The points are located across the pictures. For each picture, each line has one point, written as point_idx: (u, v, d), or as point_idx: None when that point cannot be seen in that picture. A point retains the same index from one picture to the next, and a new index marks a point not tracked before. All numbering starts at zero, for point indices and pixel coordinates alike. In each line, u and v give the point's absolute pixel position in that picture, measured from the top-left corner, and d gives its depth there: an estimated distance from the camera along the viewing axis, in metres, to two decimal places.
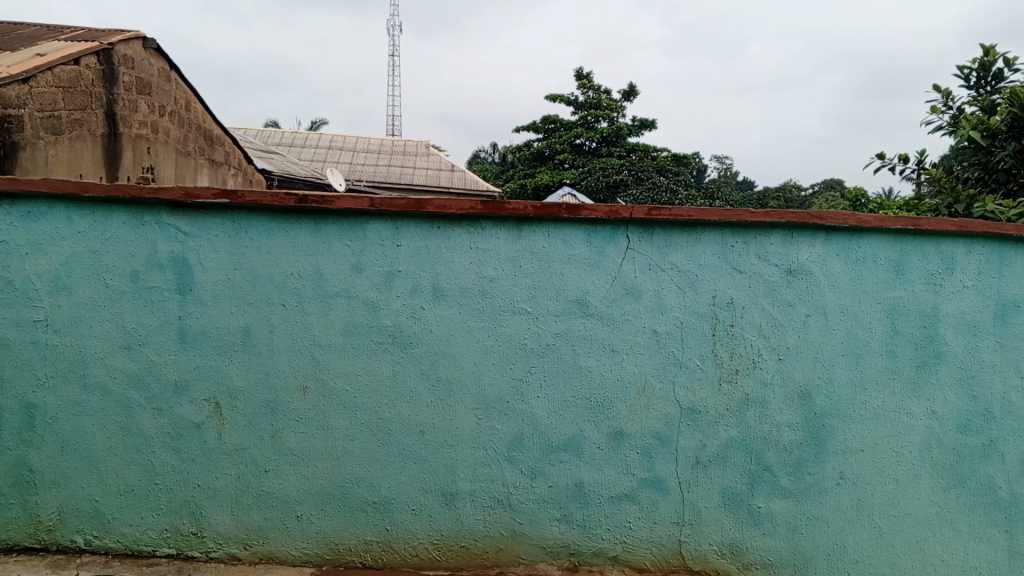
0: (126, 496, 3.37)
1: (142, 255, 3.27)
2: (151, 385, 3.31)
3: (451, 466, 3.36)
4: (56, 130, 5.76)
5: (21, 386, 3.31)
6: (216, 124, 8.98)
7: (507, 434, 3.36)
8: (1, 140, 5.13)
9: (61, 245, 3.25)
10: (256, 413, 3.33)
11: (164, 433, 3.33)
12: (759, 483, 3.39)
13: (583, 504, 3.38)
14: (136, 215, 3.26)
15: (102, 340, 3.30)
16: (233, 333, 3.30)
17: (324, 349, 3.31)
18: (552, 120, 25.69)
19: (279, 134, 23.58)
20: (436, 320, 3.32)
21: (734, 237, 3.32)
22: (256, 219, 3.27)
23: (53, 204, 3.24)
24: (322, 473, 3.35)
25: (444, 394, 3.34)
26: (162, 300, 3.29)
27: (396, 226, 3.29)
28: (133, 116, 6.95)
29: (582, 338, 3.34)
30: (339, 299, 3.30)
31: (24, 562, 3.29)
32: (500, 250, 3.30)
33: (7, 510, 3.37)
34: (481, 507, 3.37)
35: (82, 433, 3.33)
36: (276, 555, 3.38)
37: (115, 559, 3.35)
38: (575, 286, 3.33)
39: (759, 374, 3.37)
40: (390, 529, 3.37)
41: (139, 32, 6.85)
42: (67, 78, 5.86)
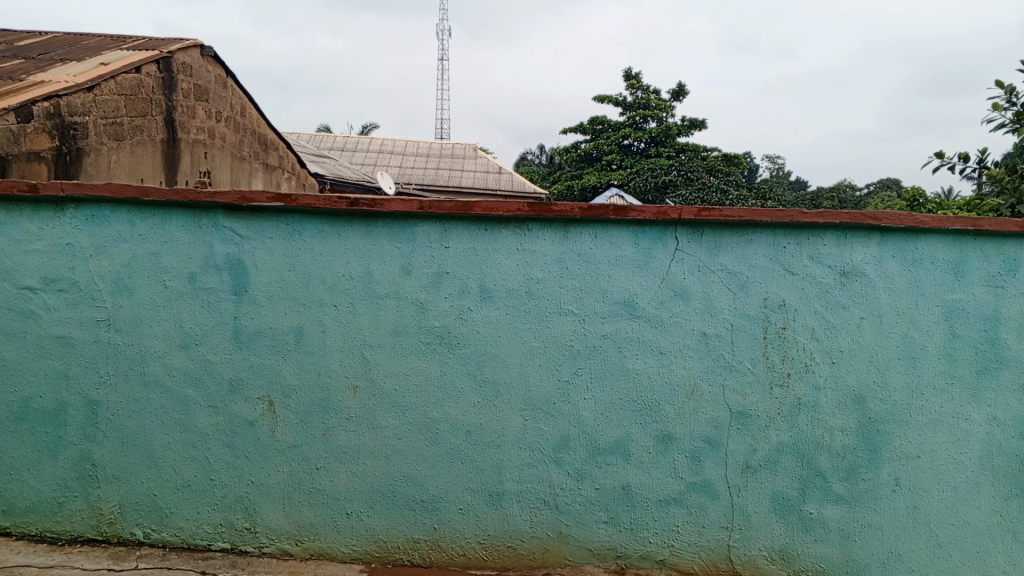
0: (182, 491, 3.46)
1: (199, 256, 3.36)
2: (207, 383, 3.41)
3: (498, 466, 3.38)
4: (118, 136, 5.98)
5: (84, 383, 3.44)
6: (270, 129, 9.17)
7: (553, 435, 3.36)
8: (67, 146, 5.35)
9: (123, 248, 3.38)
10: (308, 411, 3.40)
11: (219, 430, 3.42)
12: (811, 489, 3.33)
13: (630, 506, 3.36)
14: (194, 218, 3.36)
15: (160, 339, 3.40)
16: (286, 333, 3.38)
17: (373, 349, 3.36)
18: (600, 121, 25.62)
19: (330, 138, 24.06)
20: (483, 321, 3.34)
21: (786, 238, 3.27)
22: (308, 222, 3.34)
23: (116, 208, 3.36)
24: (371, 472, 3.40)
25: (491, 395, 3.36)
26: (219, 301, 3.37)
27: (444, 228, 3.32)
28: (191, 122, 7.15)
29: (629, 339, 3.32)
30: (388, 300, 3.35)
31: (87, 553, 3.42)
32: (547, 252, 3.31)
33: (71, 503, 3.50)
34: (528, 508, 3.38)
35: (142, 429, 3.44)
36: (326, 552, 3.44)
37: (172, 552, 3.45)
38: (622, 287, 3.31)
39: (812, 378, 3.31)
40: (437, 527, 3.41)
41: (196, 40, 7.04)
42: (129, 86, 6.07)
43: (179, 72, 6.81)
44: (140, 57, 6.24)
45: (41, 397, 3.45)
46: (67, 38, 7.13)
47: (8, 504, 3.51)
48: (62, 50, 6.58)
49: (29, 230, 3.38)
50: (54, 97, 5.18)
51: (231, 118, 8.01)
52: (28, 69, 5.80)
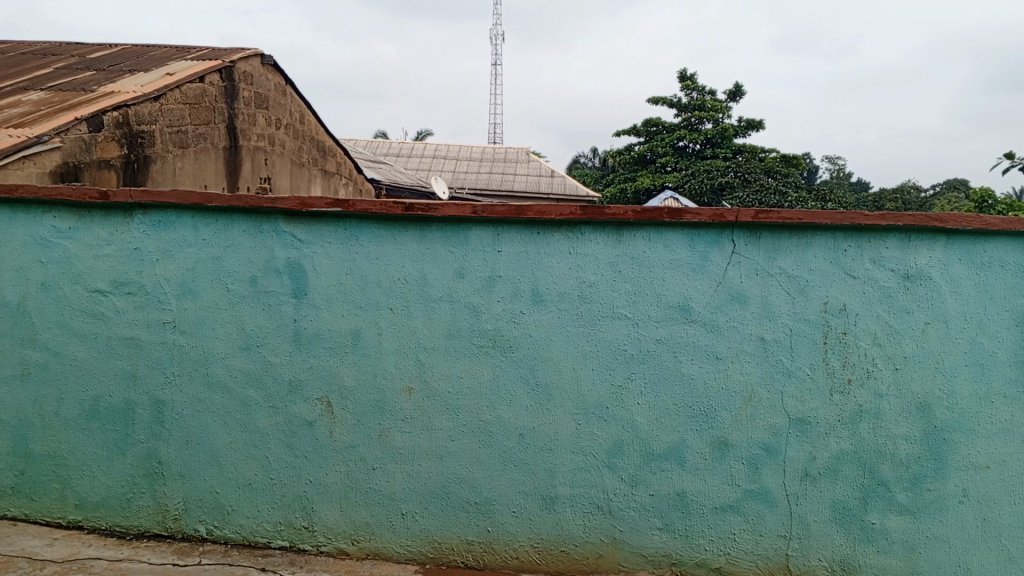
0: (244, 489, 3.55)
1: (260, 261, 3.45)
2: (267, 384, 3.49)
3: (551, 470, 3.37)
4: (182, 144, 6.18)
5: (151, 383, 3.56)
6: (328, 135, 9.35)
7: (607, 439, 3.34)
8: (135, 154, 5.56)
9: (188, 252, 3.49)
10: (364, 412, 3.45)
11: (279, 430, 3.50)
12: (873, 498, 3.24)
13: (685, 513, 3.32)
14: (255, 223, 3.45)
15: (223, 341, 3.50)
16: (343, 335, 3.44)
17: (428, 352, 3.40)
18: (654, 123, 25.44)
19: (386, 145, 24.52)
20: (536, 325, 3.34)
21: (846, 241, 3.19)
22: (365, 227, 3.40)
23: (181, 214, 3.48)
24: (426, 473, 3.44)
25: (544, 399, 3.36)
26: (279, 303, 3.46)
27: (497, 232, 3.34)
28: (253, 129, 7.34)
29: (684, 344, 3.28)
30: (442, 304, 3.38)
31: (154, 547, 3.53)
32: (601, 255, 3.30)
33: (138, 498, 3.62)
34: (581, 512, 3.37)
35: (206, 428, 3.54)
36: (382, 552, 3.48)
37: (234, 549, 3.54)
38: (677, 291, 3.27)
39: (874, 384, 3.23)
40: (491, 529, 3.42)
41: (257, 49, 7.23)
42: (193, 95, 6.26)
43: (241, 81, 7.00)
44: (203, 67, 6.43)
45: (111, 396, 3.58)
46: (135, 50, 7.39)
47: (80, 499, 3.66)
48: (130, 61, 6.82)
49: (101, 236, 3.53)
50: (123, 107, 5.39)
51: (290, 125, 8.20)
52: (99, 81, 6.04)
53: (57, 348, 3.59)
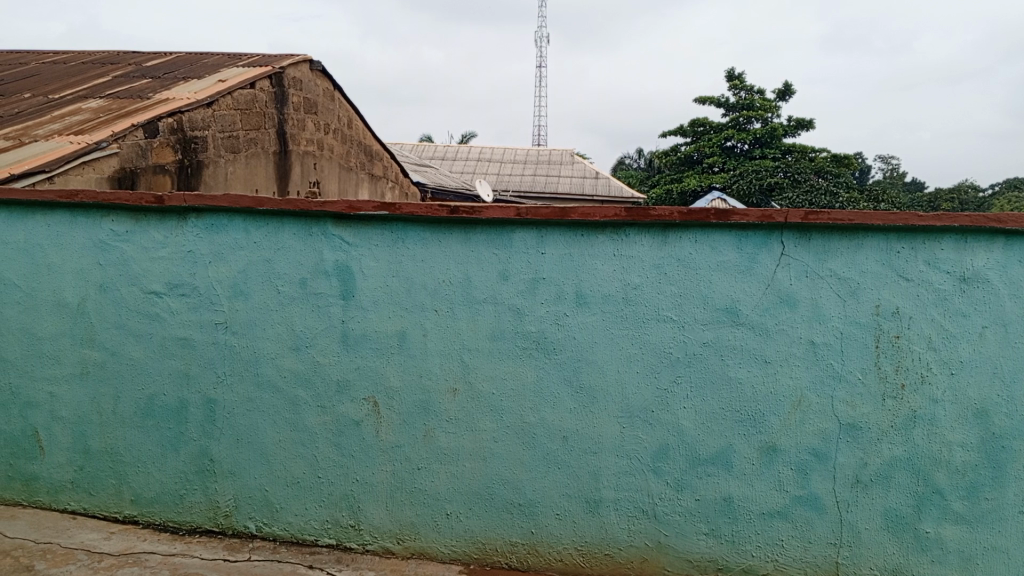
0: (292, 487, 3.61)
1: (309, 263, 3.51)
2: (316, 384, 3.55)
3: (595, 473, 3.36)
4: (234, 149, 6.32)
5: (204, 382, 3.65)
6: (375, 140, 9.47)
7: (651, 443, 3.32)
8: (188, 159, 5.71)
9: (239, 255, 3.57)
10: (410, 412, 3.48)
11: (327, 429, 3.55)
12: (927, 507, 3.16)
13: (732, 519, 3.28)
14: (304, 226, 3.51)
15: (273, 341, 3.57)
16: (390, 336, 3.48)
17: (472, 353, 3.42)
18: (701, 124, 25.19)
19: (431, 148, 24.79)
20: (580, 327, 3.34)
21: (899, 242, 3.12)
22: (411, 229, 3.43)
23: (233, 217, 3.56)
24: (470, 473, 3.46)
25: (588, 401, 3.35)
26: (327, 305, 3.51)
27: (542, 234, 3.34)
28: (302, 134, 7.47)
29: (732, 347, 3.24)
30: (487, 305, 3.40)
31: (206, 543, 3.62)
32: (646, 257, 3.27)
33: (191, 495, 3.71)
34: (626, 516, 3.35)
35: (255, 426, 3.62)
36: (427, 551, 3.51)
37: (282, 546, 3.61)
38: (724, 293, 3.24)
39: (928, 390, 3.14)
40: (534, 532, 3.42)
41: (306, 55, 7.36)
42: (244, 101, 6.41)
43: (290, 87, 7.12)
44: (254, 73, 6.58)
45: (165, 395, 3.69)
46: (189, 58, 7.59)
47: (136, 494, 3.77)
48: (184, 69, 7.01)
49: (156, 239, 3.63)
50: (178, 114, 5.55)
51: (338, 130, 8.32)
52: (155, 88, 6.22)
53: (115, 348, 3.71)
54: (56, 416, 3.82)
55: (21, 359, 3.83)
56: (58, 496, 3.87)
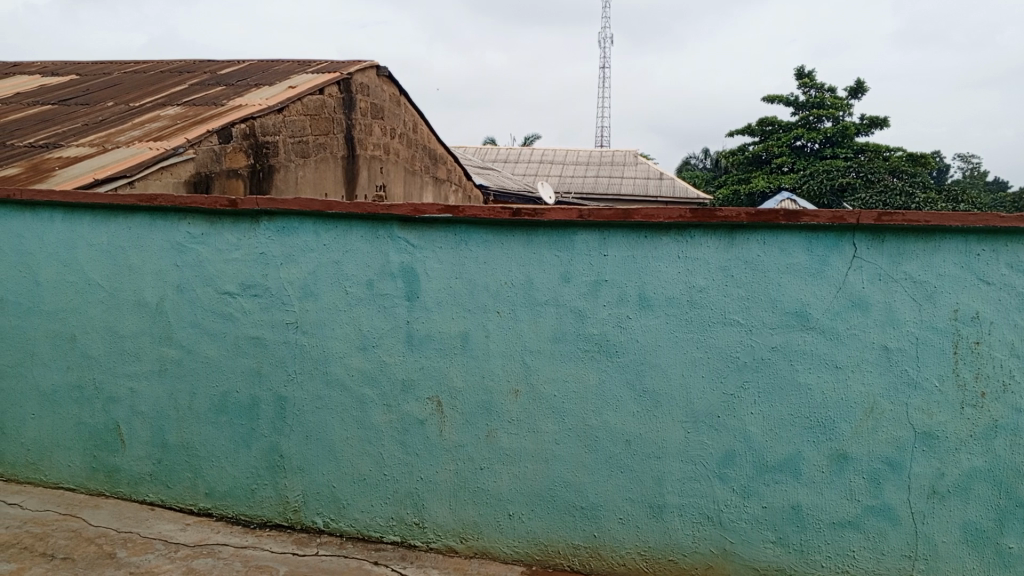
0: (358, 485, 3.69)
1: (376, 265, 3.58)
2: (382, 383, 3.61)
3: (659, 478, 3.33)
4: (304, 154, 6.49)
5: (274, 380, 3.75)
6: (439, 143, 9.58)
7: (717, 449, 3.27)
8: (260, 164, 5.89)
9: (309, 257, 3.66)
10: (473, 413, 3.51)
11: (392, 427, 3.61)
12: (1009, 521, 3.02)
13: (800, 528, 3.20)
14: (371, 229, 3.57)
15: (341, 341, 3.65)
16: (453, 337, 3.52)
17: (534, 355, 3.43)
18: (768, 124, 24.67)
19: (494, 151, 25.02)
20: (643, 330, 3.31)
21: (980, 244, 3.00)
22: (474, 231, 3.46)
23: (302, 220, 3.65)
24: (532, 475, 3.46)
25: (652, 405, 3.32)
26: (393, 306, 3.57)
27: (605, 236, 3.33)
28: (369, 139, 7.61)
29: (801, 352, 3.17)
30: (549, 307, 3.40)
31: (276, 537, 3.73)
32: (712, 259, 3.23)
33: (262, 490, 3.82)
34: (690, 522, 3.31)
35: (324, 424, 3.70)
36: (490, 551, 3.54)
37: (349, 541, 3.69)
38: (793, 297, 3.16)
39: (1011, 398, 3.01)
40: (597, 535, 3.41)
41: (373, 60, 7.50)
42: (313, 106, 6.57)
43: (358, 92, 7.27)
44: (323, 80, 6.74)
45: (238, 392, 3.81)
46: (261, 65, 7.82)
47: (210, 487, 3.90)
48: (256, 76, 7.23)
49: (230, 241, 3.76)
50: (251, 119, 5.73)
51: (404, 134, 8.45)
52: (229, 95, 6.44)
53: (191, 346, 3.86)
54: (136, 411, 3.99)
55: (105, 356, 4.02)
56: (137, 488, 4.04)
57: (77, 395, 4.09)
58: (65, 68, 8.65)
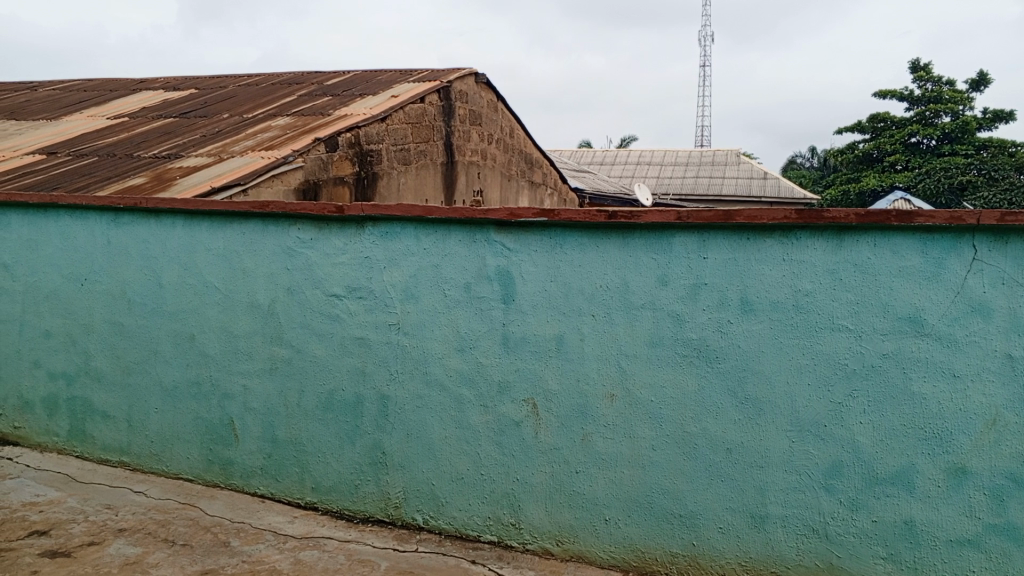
0: (457, 483, 3.75)
1: (474, 268, 3.64)
2: (479, 384, 3.67)
3: (761, 488, 3.24)
4: (405, 161, 6.66)
5: (377, 380, 3.87)
6: (536, 147, 9.63)
7: (823, 459, 3.15)
8: (364, 171, 6.08)
9: (409, 260, 3.76)
10: (569, 416, 3.52)
11: (489, 428, 3.66)
12: None
13: (914, 544, 3.03)
14: (468, 233, 3.64)
15: (440, 342, 3.73)
16: (549, 340, 3.53)
17: (631, 359, 3.40)
18: (880, 120, 23.48)
19: (590, 153, 25.04)
20: (745, 335, 3.23)
21: None
22: (570, 235, 3.47)
23: (404, 225, 3.76)
24: (629, 480, 3.43)
25: (754, 413, 3.23)
26: (490, 308, 3.62)
27: (704, 239, 3.27)
28: (467, 145, 7.73)
29: (914, 360, 3.01)
30: (646, 311, 3.37)
31: (377, 532, 3.84)
32: (819, 262, 3.11)
33: (365, 485, 3.95)
34: (794, 534, 3.20)
35: (424, 423, 3.79)
36: (586, 555, 3.53)
37: (447, 539, 3.76)
38: (906, 301, 3.01)
39: None
40: (696, 544, 3.34)
41: (472, 68, 7.63)
42: (414, 114, 6.74)
43: (457, 100, 7.41)
44: (424, 88, 6.91)
45: (343, 390, 3.95)
46: (364, 75, 8.09)
47: (316, 482, 4.06)
48: (360, 86, 7.48)
49: (336, 245, 3.91)
50: (355, 128, 5.93)
51: (501, 139, 8.54)
52: (335, 105, 6.69)
53: (300, 346, 4.03)
54: (249, 407, 4.20)
55: (221, 355, 4.25)
56: (249, 480, 4.25)
57: (195, 391, 4.34)
58: (186, 83, 9.20)
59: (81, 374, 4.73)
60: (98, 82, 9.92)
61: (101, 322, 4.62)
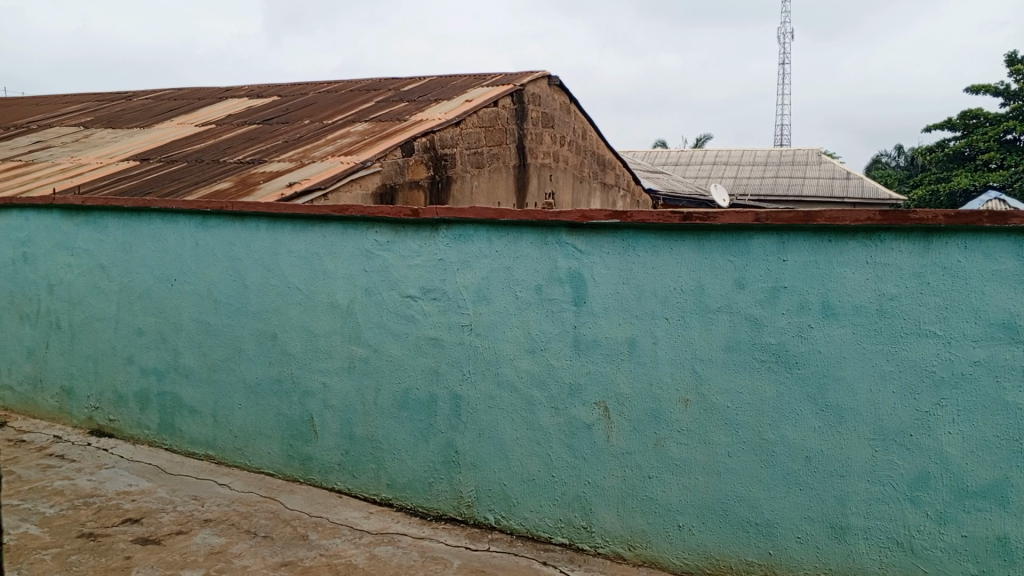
0: (528, 484, 3.77)
1: (545, 270, 3.65)
2: (550, 386, 3.67)
3: (842, 498, 3.14)
4: (479, 164, 6.72)
5: (451, 380, 3.92)
6: (608, 149, 9.58)
7: (909, 469, 3.03)
8: (439, 175, 6.17)
9: (482, 262, 3.80)
10: (641, 420, 3.48)
11: (561, 430, 3.66)
12: None
13: (1008, 562, 2.89)
14: (540, 235, 3.65)
15: (511, 343, 3.75)
16: (621, 343, 3.51)
17: (705, 364, 3.35)
18: (972, 117, 22.42)
19: (665, 154, 24.78)
20: (825, 340, 3.14)
21: None
22: (643, 237, 3.44)
23: (476, 227, 3.80)
24: (703, 487, 3.38)
25: (835, 420, 3.14)
26: (562, 310, 3.62)
27: (783, 241, 3.19)
28: (540, 148, 7.74)
29: (1009, 368, 2.87)
30: (722, 314, 3.31)
31: (450, 530, 3.89)
32: (905, 265, 3.00)
33: (438, 484, 4.00)
34: (877, 546, 3.09)
35: (496, 424, 3.82)
36: (659, 561, 3.49)
37: (518, 540, 3.78)
38: (1000, 306, 2.87)
39: None
40: (773, 553, 3.27)
41: (546, 71, 7.66)
42: (487, 118, 6.81)
43: (530, 103, 7.45)
44: (498, 92, 6.98)
45: (417, 390, 4.02)
46: (439, 80, 8.21)
47: (391, 479, 4.14)
48: (436, 91, 7.59)
49: (411, 248, 3.98)
50: (430, 133, 6.03)
51: (573, 141, 8.53)
52: (411, 111, 6.81)
53: (376, 345, 4.12)
54: (327, 404, 4.31)
55: (301, 353, 4.38)
56: (327, 476, 4.36)
57: (277, 388, 4.49)
58: (269, 90, 9.53)
59: (170, 371, 4.95)
60: (187, 91, 10.37)
61: (189, 321, 4.83)
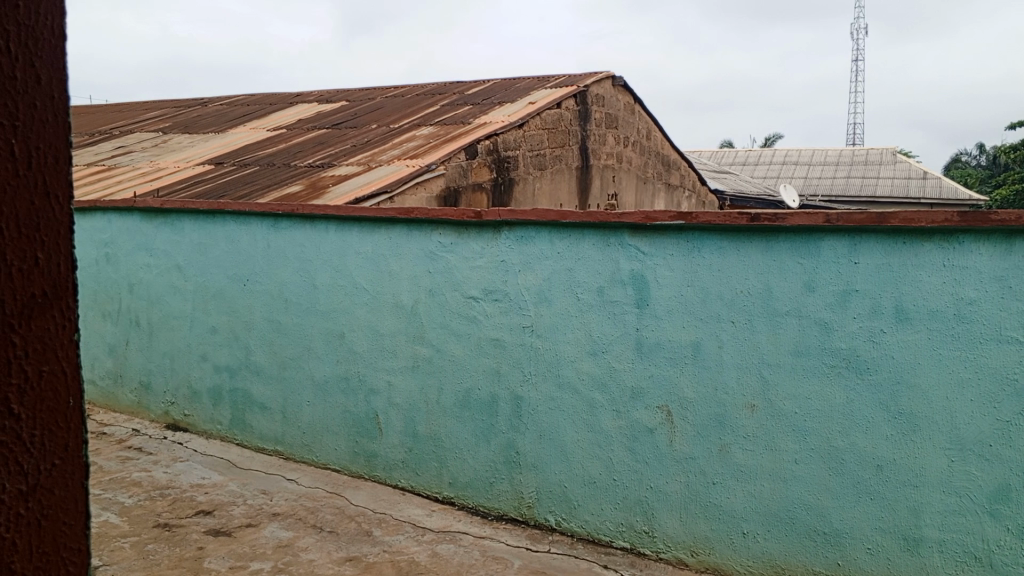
0: (589, 487, 3.75)
1: (608, 272, 3.63)
2: (612, 388, 3.65)
3: (915, 509, 3.03)
4: (542, 166, 6.73)
5: (512, 380, 3.94)
6: (673, 149, 9.46)
7: (988, 481, 2.90)
8: (502, 177, 6.20)
9: (544, 264, 3.81)
10: (705, 425, 3.43)
11: (623, 434, 3.64)
12: None
13: None
14: (603, 237, 3.63)
15: (573, 345, 3.75)
16: (684, 346, 3.47)
17: (772, 368, 3.28)
18: None
19: (733, 154, 24.38)
20: (899, 345, 3.04)
21: None
22: (708, 239, 3.39)
23: (539, 229, 3.81)
24: (769, 494, 3.31)
25: (908, 429, 3.03)
26: (624, 312, 3.60)
27: (854, 243, 3.10)
28: (603, 149, 7.70)
29: None
30: (790, 318, 3.24)
31: (511, 530, 3.91)
32: (984, 268, 2.88)
33: (499, 484, 4.02)
34: (953, 561, 2.97)
35: (557, 425, 3.82)
36: (722, 568, 3.43)
37: (579, 542, 3.77)
38: None
39: None
40: (842, 563, 3.18)
41: (610, 71, 7.61)
42: (550, 120, 6.82)
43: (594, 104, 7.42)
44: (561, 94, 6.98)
45: (479, 390, 4.05)
46: (503, 83, 8.25)
47: (453, 478, 4.18)
48: (500, 94, 7.63)
49: (474, 249, 4.01)
50: (494, 135, 6.07)
51: (637, 142, 8.46)
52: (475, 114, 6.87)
53: (439, 346, 4.17)
54: (392, 403, 4.38)
55: (366, 352, 4.47)
56: (391, 473, 4.43)
57: (343, 386, 4.59)
58: (337, 95, 9.74)
59: (242, 368, 5.11)
60: (260, 97, 10.68)
61: (260, 320, 4.98)
